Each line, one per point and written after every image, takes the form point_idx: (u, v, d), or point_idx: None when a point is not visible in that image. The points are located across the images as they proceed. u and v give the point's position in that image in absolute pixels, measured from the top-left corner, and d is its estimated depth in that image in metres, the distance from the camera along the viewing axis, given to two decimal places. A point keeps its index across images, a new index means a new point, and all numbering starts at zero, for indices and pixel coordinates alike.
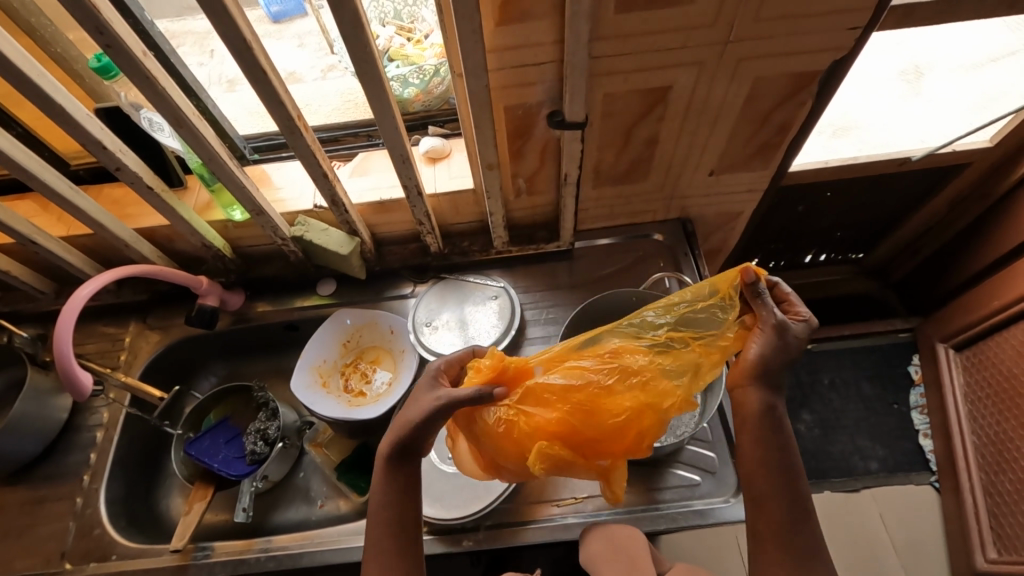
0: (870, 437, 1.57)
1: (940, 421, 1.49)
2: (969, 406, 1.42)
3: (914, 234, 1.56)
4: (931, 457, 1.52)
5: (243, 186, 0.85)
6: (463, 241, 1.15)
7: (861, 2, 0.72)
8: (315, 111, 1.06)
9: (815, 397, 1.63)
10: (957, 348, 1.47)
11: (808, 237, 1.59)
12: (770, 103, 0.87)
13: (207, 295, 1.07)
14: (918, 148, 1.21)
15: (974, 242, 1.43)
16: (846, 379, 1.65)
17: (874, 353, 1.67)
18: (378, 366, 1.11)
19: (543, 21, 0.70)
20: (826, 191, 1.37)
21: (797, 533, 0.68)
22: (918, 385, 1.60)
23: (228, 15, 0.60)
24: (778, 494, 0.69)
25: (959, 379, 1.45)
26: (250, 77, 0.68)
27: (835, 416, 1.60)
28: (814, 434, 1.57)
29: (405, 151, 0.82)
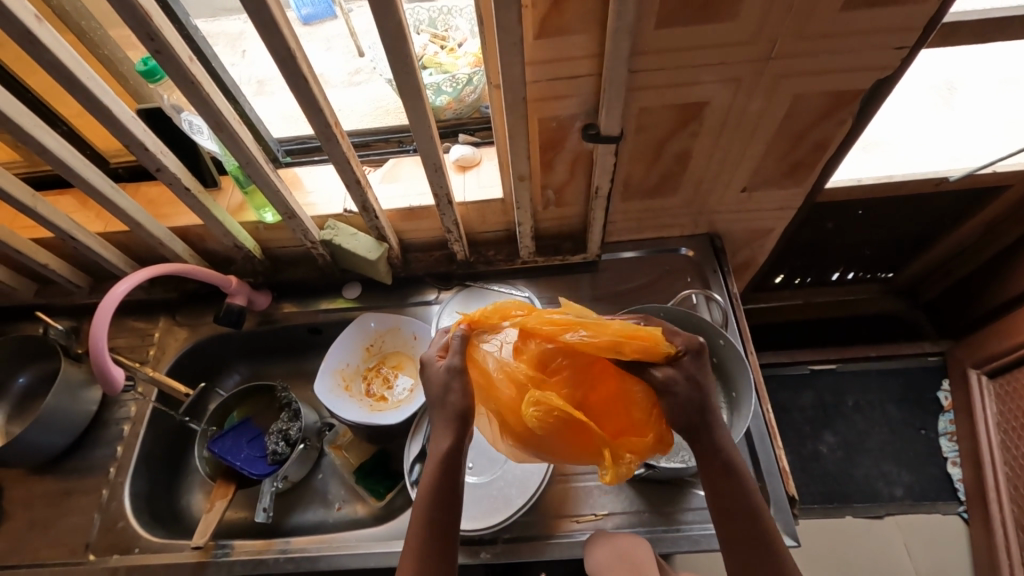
0: (897, 463, 1.52)
1: (970, 449, 1.45)
2: (1002, 436, 1.38)
3: (949, 257, 1.52)
4: (960, 486, 1.47)
5: (277, 190, 0.86)
6: (489, 250, 1.15)
7: (910, 21, 0.70)
8: (348, 116, 1.06)
9: (839, 419, 1.59)
10: (990, 375, 1.43)
11: (838, 255, 1.56)
12: (809, 121, 0.85)
13: (236, 295, 1.09)
14: (955, 169, 1.17)
15: (1013, 266, 1.39)
16: (873, 402, 1.60)
17: (903, 377, 1.62)
18: (400, 372, 1.11)
19: (584, 34, 0.70)
20: (858, 209, 1.34)
21: (752, 536, 0.70)
22: (948, 412, 1.55)
23: (275, 25, 0.61)
24: (734, 499, 0.71)
25: (993, 407, 1.41)
26: (291, 84, 0.68)
27: (860, 440, 1.56)
28: (837, 457, 1.54)
29: (438, 159, 0.82)
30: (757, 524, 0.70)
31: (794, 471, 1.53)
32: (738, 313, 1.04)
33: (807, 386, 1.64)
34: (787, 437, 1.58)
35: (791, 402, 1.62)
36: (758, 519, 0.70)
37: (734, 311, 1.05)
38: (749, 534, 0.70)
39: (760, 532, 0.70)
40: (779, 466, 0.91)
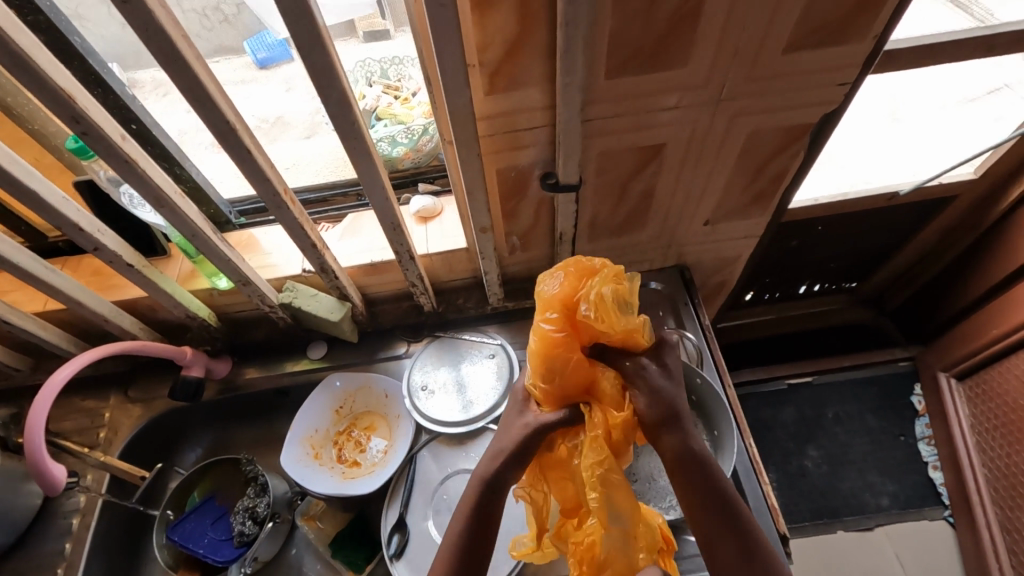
0: (881, 471, 1.54)
1: (949, 452, 1.47)
2: (977, 437, 1.40)
3: (912, 263, 1.56)
4: (943, 491, 1.49)
5: (227, 259, 0.82)
6: (457, 298, 1.12)
7: (850, 58, 0.71)
8: (304, 169, 1.04)
9: (822, 432, 1.59)
10: (959, 377, 1.47)
11: (804, 269, 1.57)
12: (765, 154, 0.87)
13: (192, 366, 1.03)
14: (906, 183, 1.23)
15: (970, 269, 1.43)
16: (852, 412, 1.61)
17: (878, 385, 1.64)
18: (372, 434, 1.06)
19: (532, 87, 0.69)
20: (818, 225, 1.37)
21: (730, 529, 0.67)
22: (923, 416, 1.57)
23: (210, 100, 0.57)
24: (706, 492, 0.67)
25: (965, 409, 1.44)
26: (234, 155, 0.65)
27: (843, 450, 1.57)
28: (823, 470, 1.55)
29: (396, 219, 0.78)
30: (732, 517, 0.67)
31: (780, 489, 1.53)
32: (713, 348, 1.03)
33: (788, 401, 1.64)
34: (773, 455, 1.58)
35: (773, 418, 1.62)
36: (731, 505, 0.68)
37: (709, 346, 1.04)
38: (726, 527, 0.67)
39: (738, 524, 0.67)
40: (768, 502, 0.90)
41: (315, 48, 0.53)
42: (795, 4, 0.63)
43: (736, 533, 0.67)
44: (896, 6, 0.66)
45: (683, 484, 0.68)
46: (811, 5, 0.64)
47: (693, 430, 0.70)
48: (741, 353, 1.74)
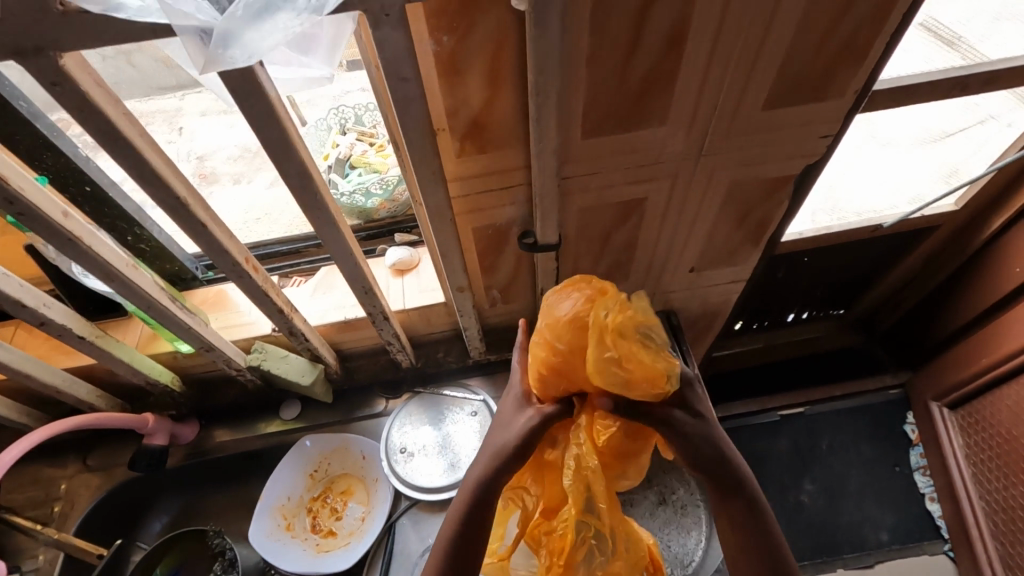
0: (878, 503, 1.50)
1: (946, 483, 1.44)
2: (972, 467, 1.38)
3: (896, 288, 1.55)
4: (942, 524, 1.45)
5: (188, 327, 0.77)
6: (438, 351, 1.05)
7: (830, 113, 0.70)
8: (276, 218, 0.98)
9: (816, 462, 1.56)
10: (952, 406, 1.44)
11: (790, 298, 1.56)
12: (749, 204, 0.84)
13: (154, 434, 0.97)
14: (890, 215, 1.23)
15: (954, 296, 1.43)
16: (845, 442, 1.58)
17: (869, 413, 1.60)
18: (349, 499, 1.00)
19: (508, 147, 0.65)
20: (803, 256, 1.35)
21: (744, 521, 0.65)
22: (918, 445, 1.54)
23: (158, 177, 0.52)
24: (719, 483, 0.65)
25: (959, 439, 1.41)
26: (188, 231, 0.60)
27: (839, 483, 1.53)
28: (819, 504, 1.51)
29: (367, 283, 0.74)
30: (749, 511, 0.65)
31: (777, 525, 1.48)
32: None
33: (782, 433, 1.59)
34: (768, 488, 1.53)
35: (767, 450, 1.57)
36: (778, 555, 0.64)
37: None
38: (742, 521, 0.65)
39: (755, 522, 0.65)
40: None
41: (270, 122, 0.49)
42: (775, 62, 0.61)
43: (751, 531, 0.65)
44: (876, 62, 0.65)
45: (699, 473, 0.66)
46: (791, 62, 0.62)
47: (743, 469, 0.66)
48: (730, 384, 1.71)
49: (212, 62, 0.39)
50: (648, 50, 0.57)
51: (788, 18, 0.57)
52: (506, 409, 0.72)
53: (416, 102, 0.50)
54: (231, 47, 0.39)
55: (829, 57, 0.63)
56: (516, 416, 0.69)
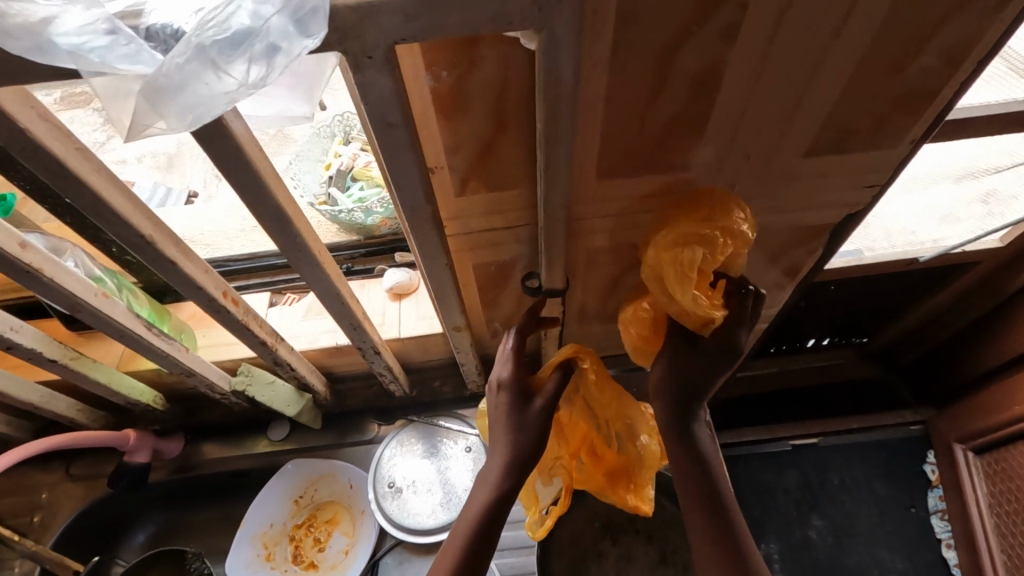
0: (890, 546, 1.39)
1: (964, 531, 1.33)
2: (995, 519, 1.27)
3: (921, 324, 1.40)
4: (958, 572, 1.34)
5: (166, 353, 0.72)
6: (434, 380, 1.01)
7: (879, 164, 0.62)
8: None
9: (827, 499, 1.44)
10: (976, 451, 1.32)
11: (813, 323, 1.42)
12: (779, 251, 0.77)
13: (136, 451, 0.93)
14: (926, 249, 1.07)
15: (989, 334, 1.29)
16: (858, 479, 1.45)
17: (886, 451, 1.47)
18: (334, 529, 0.97)
19: (515, 188, 0.59)
20: (830, 286, 1.26)
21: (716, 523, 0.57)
22: (937, 487, 1.42)
23: (117, 216, 0.47)
24: (693, 468, 0.60)
25: (983, 487, 1.30)
26: (156, 268, 0.54)
27: (848, 521, 1.42)
28: (828, 543, 1.40)
29: (355, 320, 0.68)
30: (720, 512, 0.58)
31: (782, 562, 1.38)
32: None
33: (791, 464, 1.46)
34: (774, 523, 1.42)
35: (775, 481, 1.45)
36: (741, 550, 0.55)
37: None
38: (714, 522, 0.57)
39: (727, 524, 0.57)
40: None
41: (242, 165, 0.43)
42: (823, 109, 0.53)
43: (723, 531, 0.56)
44: (940, 110, 0.57)
45: (674, 453, 0.62)
46: (841, 109, 0.54)
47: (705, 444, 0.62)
48: (746, 412, 1.52)
49: (136, 126, 0.35)
50: (678, 92, 0.50)
51: (843, 63, 0.49)
52: (500, 413, 0.67)
53: (406, 148, 0.44)
54: (155, 112, 0.34)
55: (885, 104, 0.55)
56: (522, 415, 0.66)
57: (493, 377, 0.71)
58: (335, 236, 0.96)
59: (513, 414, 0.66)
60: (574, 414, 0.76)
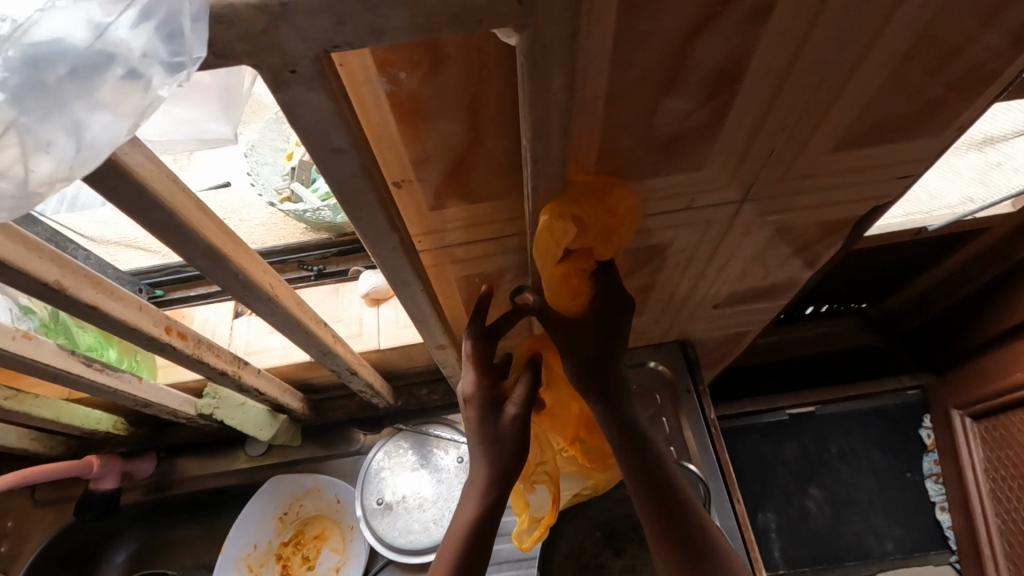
0: (887, 514, 1.29)
1: (960, 496, 1.22)
2: (991, 484, 1.15)
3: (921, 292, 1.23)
4: (951, 535, 1.25)
5: (112, 388, 0.64)
6: (420, 389, 0.94)
7: (920, 153, 0.54)
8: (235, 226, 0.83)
9: (825, 471, 1.31)
10: (975, 417, 1.18)
11: (819, 288, 1.23)
12: (796, 247, 0.69)
13: (102, 477, 0.88)
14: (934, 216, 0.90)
15: (996, 299, 1.11)
16: (858, 447, 1.32)
17: (883, 417, 1.32)
18: (323, 545, 0.93)
19: (501, 199, 0.50)
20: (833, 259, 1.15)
21: (673, 528, 0.57)
22: (934, 451, 1.29)
23: (9, 268, 0.37)
24: (645, 479, 0.59)
25: (980, 453, 1.17)
26: (72, 315, 0.45)
27: (848, 491, 1.30)
28: (825, 514, 1.29)
29: (323, 346, 0.61)
30: (683, 520, 0.58)
31: (778, 533, 1.27)
32: (720, 446, 0.89)
33: (789, 437, 1.32)
34: (771, 496, 1.30)
35: (774, 454, 1.32)
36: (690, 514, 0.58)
37: (715, 443, 0.90)
38: (673, 528, 0.57)
39: (688, 529, 0.57)
40: None
41: (155, 208, 0.35)
42: (865, 96, 0.45)
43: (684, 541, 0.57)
44: (1003, 86, 0.47)
45: (623, 461, 0.60)
46: (885, 96, 0.46)
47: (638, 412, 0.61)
48: (741, 382, 1.38)
49: None
50: (694, 88, 0.41)
51: (895, 45, 0.40)
52: (474, 428, 0.61)
53: (356, 176, 0.35)
54: None
55: (938, 88, 0.46)
56: (496, 428, 0.60)
57: (459, 390, 0.63)
58: (302, 236, 0.85)
59: (486, 426, 0.60)
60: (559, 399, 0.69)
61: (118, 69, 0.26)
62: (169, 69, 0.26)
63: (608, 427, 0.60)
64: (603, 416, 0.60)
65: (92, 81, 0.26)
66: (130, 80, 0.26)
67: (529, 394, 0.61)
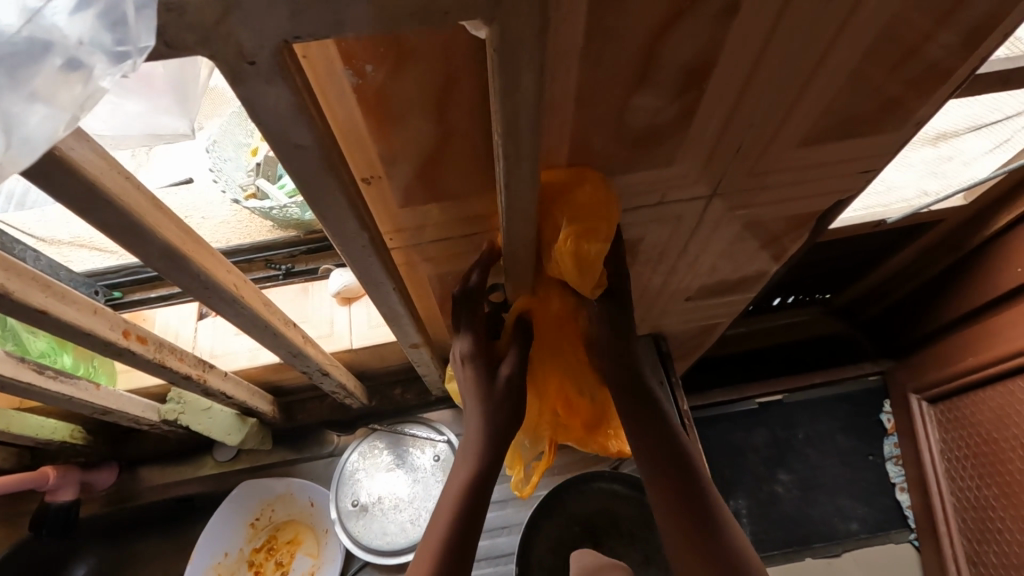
0: (850, 495, 1.33)
1: (918, 476, 1.27)
2: (946, 464, 1.19)
3: (881, 282, 1.27)
4: (910, 514, 1.30)
5: (67, 395, 0.61)
6: (394, 388, 0.93)
7: (882, 148, 0.56)
8: (197, 226, 0.80)
9: (792, 454, 1.36)
10: (931, 400, 1.23)
11: (785, 281, 1.27)
12: (764, 240, 0.71)
13: (61, 489, 0.85)
14: (896, 210, 0.95)
15: (950, 287, 1.16)
16: (822, 431, 1.37)
17: (849, 403, 1.39)
18: (297, 549, 0.92)
19: (474, 195, 0.49)
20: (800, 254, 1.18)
21: (673, 489, 0.55)
22: (893, 435, 1.35)
23: None
24: (654, 434, 0.57)
25: (936, 435, 1.22)
26: (18, 320, 0.43)
27: (813, 474, 1.34)
28: (792, 496, 1.32)
29: (292, 346, 0.60)
30: (691, 480, 0.55)
31: (749, 517, 1.30)
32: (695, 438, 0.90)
33: (757, 423, 1.37)
34: (740, 481, 1.33)
35: (741, 441, 1.36)
36: (693, 482, 0.55)
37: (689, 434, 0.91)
38: (680, 486, 0.55)
39: (689, 486, 0.55)
40: None
41: (106, 208, 0.33)
42: (831, 91, 0.46)
43: (683, 495, 0.54)
44: (960, 82, 0.49)
45: (625, 417, 0.59)
46: (847, 93, 0.47)
47: (649, 374, 0.60)
48: (712, 370, 1.38)
49: None
50: (666, 82, 0.41)
51: (858, 41, 0.41)
52: (467, 387, 0.61)
53: (322, 174, 0.34)
54: None
55: (898, 85, 0.47)
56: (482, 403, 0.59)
57: (455, 349, 0.63)
58: (269, 234, 0.82)
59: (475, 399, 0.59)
60: (544, 371, 0.66)
61: (57, 59, 0.24)
62: (112, 59, 0.24)
63: (623, 385, 0.58)
64: (608, 363, 0.59)
65: (26, 71, 0.24)
66: (68, 72, 0.24)
67: (522, 359, 0.59)
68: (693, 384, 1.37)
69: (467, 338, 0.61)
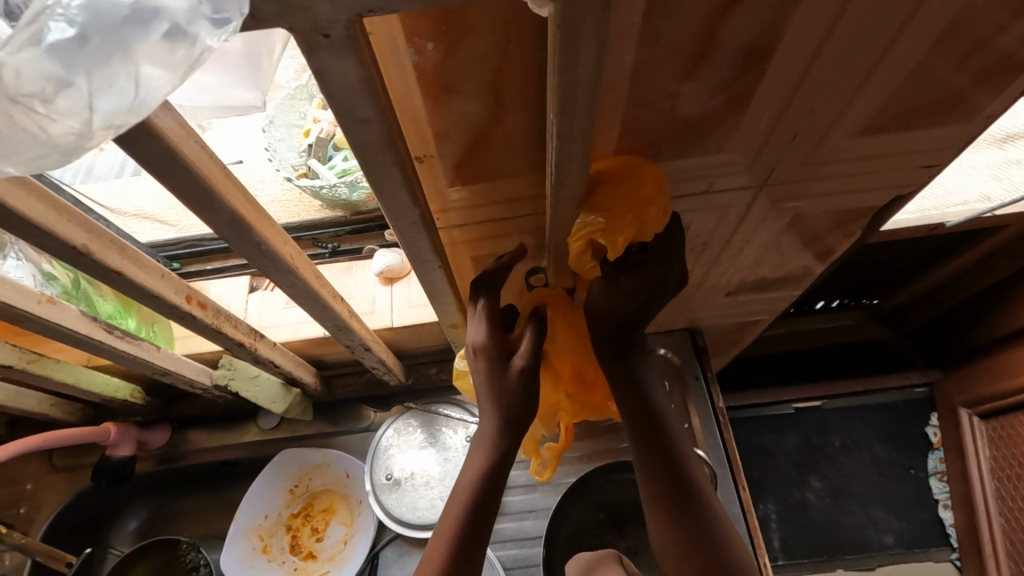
0: (887, 508, 1.28)
1: (964, 493, 1.21)
2: (995, 483, 1.13)
3: (931, 288, 1.22)
4: (953, 532, 1.24)
5: (132, 355, 0.66)
6: (429, 368, 0.96)
7: (946, 141, 0.53)
8: None
9: (827, 462, 1.32)
10: (983, 416, 1.16)
11: (828, 284, 1.23)
12: (812, 235, 0.69)
13: (119, 445, 0.91)
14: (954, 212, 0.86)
15: (1008, 297, 1.09)
16: (860, 440, 1.33)
17: (890, 412, 1.34)
18: (331, 518, 0.96)
19: (520, 175, 0.50)
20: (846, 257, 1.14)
21: (657, 468, 0.61)
22: (938, 449, 1.29)
23: (43, 229, 0.38)
24: (642, 428, 0.62)
25: (986, 451, 1.15)
26: (95, 279, 0.46)
27: (847, 483, 1.30)
28: (824, 504, 1.29)
29: (338, 319, 0.62)
30: (676, 463, 0.61)
31: (778, 523, 1.27)
32: (726, 428, 0.90)
33: (791, 428, 1.34)
34: (770, 485, 1.30)
35: (773, 445, 1.33)
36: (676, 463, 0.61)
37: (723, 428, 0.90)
38: (664, 463, 0.61)
39: (673, 467, 0.61)
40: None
41: (182, 173, 0.35)
42: (896, 78, 0.44)
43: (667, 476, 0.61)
44: None
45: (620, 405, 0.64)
46: (911, 82, 0.45)
47: (644, 365, 0.64)
48: (747, 371, 1.35)
49: None
50: (722, 65, 0.40)
51: (930, 27, 0.39)
52: (479, 379, 0.61)
53: (380, 148, 0.36)
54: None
55: (972, 73, 0.45)
56: (502, 382, 0.60)
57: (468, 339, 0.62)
58: (317, 213, 0.85)
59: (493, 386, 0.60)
60: (558, 349, 0.66)
61: (164, 25, 0.26)
62: (214, 24, 0.26)
63: (624, 391, 0.63)
64: (603, 354, 0.63)
65: (132, 33, 0.26)
66: (173, 36, 0.26)
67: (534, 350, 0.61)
68: (727, 383, 1.34)
69: (480, 325, 0.61)
